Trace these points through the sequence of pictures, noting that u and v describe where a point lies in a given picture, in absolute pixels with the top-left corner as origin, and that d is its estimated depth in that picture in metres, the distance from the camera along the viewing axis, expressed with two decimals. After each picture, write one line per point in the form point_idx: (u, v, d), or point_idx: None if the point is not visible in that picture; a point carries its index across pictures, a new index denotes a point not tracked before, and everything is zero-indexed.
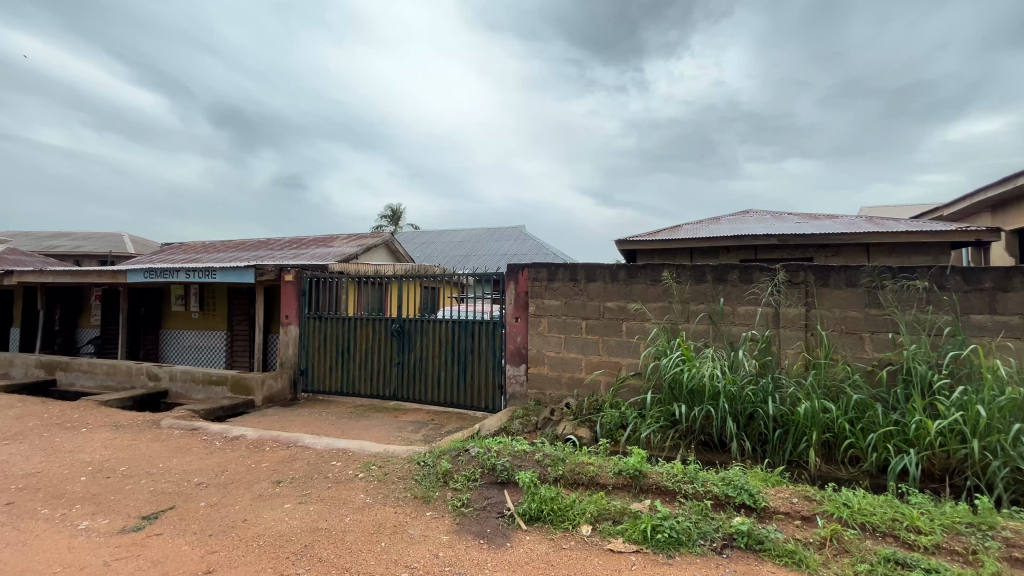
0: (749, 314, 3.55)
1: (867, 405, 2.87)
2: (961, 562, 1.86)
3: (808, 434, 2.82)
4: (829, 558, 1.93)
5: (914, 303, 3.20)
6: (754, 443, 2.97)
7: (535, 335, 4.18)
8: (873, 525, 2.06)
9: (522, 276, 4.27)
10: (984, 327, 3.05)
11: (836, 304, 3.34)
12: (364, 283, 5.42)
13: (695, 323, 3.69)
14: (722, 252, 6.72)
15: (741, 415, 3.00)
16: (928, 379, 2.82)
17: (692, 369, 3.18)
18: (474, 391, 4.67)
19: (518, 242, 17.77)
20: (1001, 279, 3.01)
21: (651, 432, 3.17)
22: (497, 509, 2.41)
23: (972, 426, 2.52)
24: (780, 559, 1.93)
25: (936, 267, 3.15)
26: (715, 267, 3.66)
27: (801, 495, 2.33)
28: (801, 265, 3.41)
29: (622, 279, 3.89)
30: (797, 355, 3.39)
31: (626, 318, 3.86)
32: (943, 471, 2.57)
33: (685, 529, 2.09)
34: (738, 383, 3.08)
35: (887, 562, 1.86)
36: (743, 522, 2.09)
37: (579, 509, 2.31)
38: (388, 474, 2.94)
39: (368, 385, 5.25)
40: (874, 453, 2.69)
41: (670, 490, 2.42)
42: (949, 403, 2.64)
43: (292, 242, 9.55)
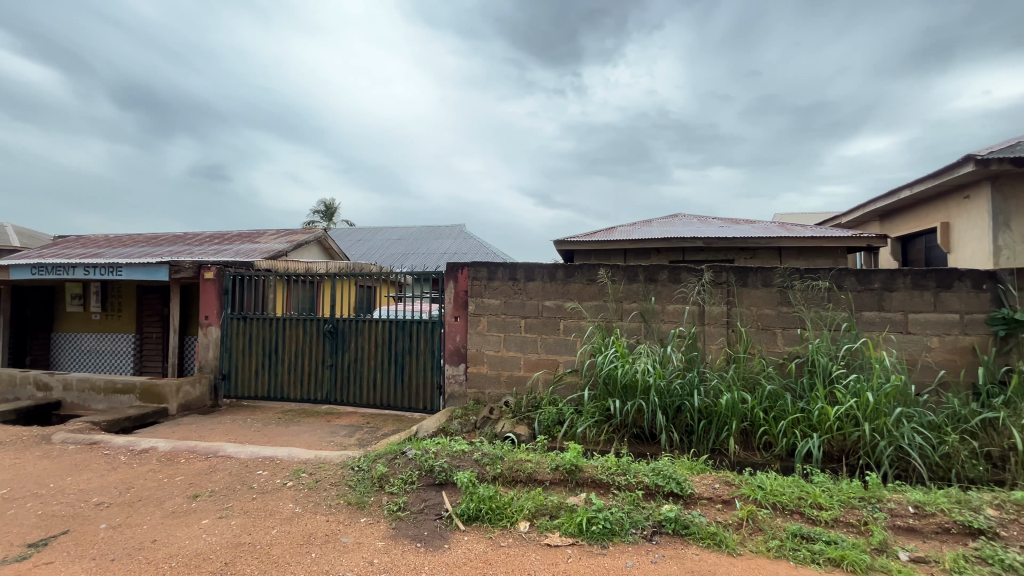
0: (677, 312, 3.76)
1: (778, 395, 3.13)
2: (854, 533, 2.08)
3: (728, 424, 3.03)
4: (745, 537, 2.09)
5: (819, 301, 3.53)
6: (681, 434, 3.15)
7: (474, 334, 4.17)
8: (782, 504, 2.25)
9: (461, 274, 4.24)
10: (873, 322, 3.43)
11: (753, 302, 3.62)
12: (293, 281, 5.14)
13: (628, 321, 3.84)
14: (653, 253, 7.06)
15: (669, 408, 3.17)
16: (829, 369, 3.13)
17: (625, 365, 3.32)
18: (412, 392, 4.57)
19: (458, 241, 17.64)
20: (887, 280, 3.40)
21: (587, 427, 3.27)
22: (434, 511, 2.37)
23: (864, 410, 2.83)
24: (703, 541, 2.06)
25: (836, 269, 3.50)
26: (646, 267, 3.83)
27: (722, 480, 2.50)
28: (723, 266, 3.66)
29: (560, 279, 3.97)
30: (720, 350, 3.63)
31: (563, 316, 3.95)
32: (840, 451, 2.86)
33: (618, 520, 2.17)
34: (667, 377, 3.26)
35: (794, 537, 2.05)
36: (671, 509, 2.20)
37: (517, 506, 2.33)
38: (319, 482, 2.80)
39: (298, 389, 4.99)
40: (785, 438, 2.93)
41: (604, 483, 2.50)
42: (845, 391, 2.95)
43: (213, 237, 8.86)
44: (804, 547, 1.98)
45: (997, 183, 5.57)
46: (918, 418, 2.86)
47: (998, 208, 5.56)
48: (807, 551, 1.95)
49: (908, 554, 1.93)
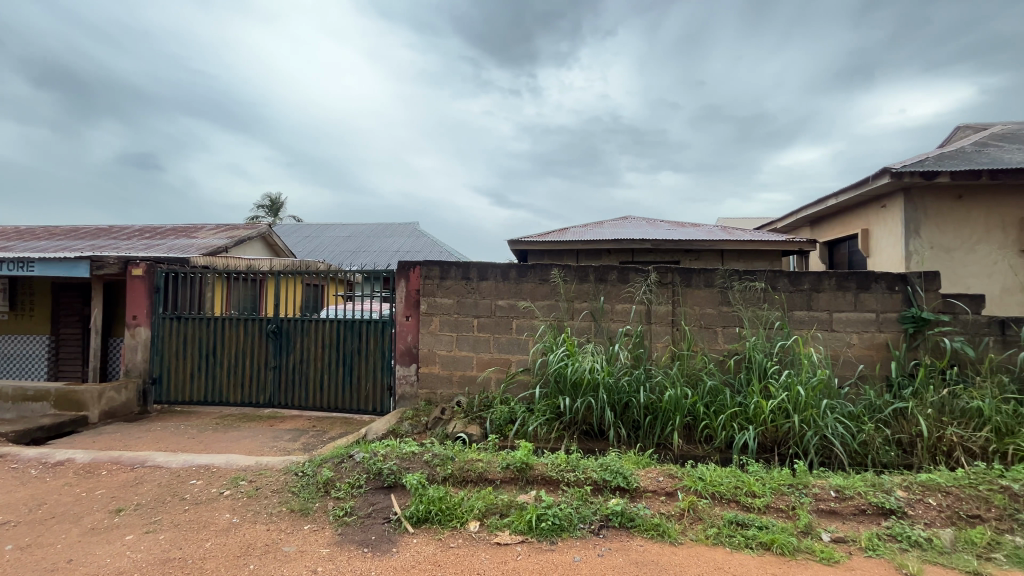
0: (625, 311, 3.87)
1: (718, 390, 3.30)
2: (783, 517, 2.23)
3: (672, 418, 3.16)
4: (686, 527, 2.18)
5: (755, 301, 3.74)
6: (628, 429, 3.25)
7: (426, 334, 4.10)
8: (720, 493, 2.37)
9: (413, 273, 4.17)
10: (803, 321, 3.68)
11: (696, 302, 3.79)
12: (233, 278, 4.87)
13: (579, 320, 3.92)
14: (604, 254, 7.24)
15: (617, 404, 3.26)
16: (764, 365, 3.33)
17: (575, 363, 3.39)
18: (360, 393, 4.45)
19: (411, 239, 17.35)
20: (815, 281, 3.67)
21: (538, 424, 3.31)
22: (382, 515, 2.32)
23: (794, 403, 3.03)
24: (647, 533, 2.13)
25: (770, 271, 3.73)
26: (596, 268, 3.93)
27: (666, 473, 2.60)
28: (669, 268, 3.81)
29: (513, 278, 3.99)
30: (665, 348, 3.77)
31: (516, 316, 3.97)
32: (773, 442, 3.04)
33: (567, 515, 2.21)
34: (615, 375, 3.36)
35: (730, 524, 2.16)
36: (617, 503, 2.27)
37: (467, 506, 2.32)
38: (259, 489, 2.67)
39: (238, 392, 4.73)
40: (724, 431, 3.09)
41: (553, 479, 2.54)
42: (778, 385, 3.15)
43: (143, 230, 8.24)
44: (739, 533, 2.09)
45: (909, 194, 6.13)
46: (841, 409, 3.10)
47: (909, 217, 6.12)
48: (741, 537, 2.07)
49: (830, 535, 2.09)
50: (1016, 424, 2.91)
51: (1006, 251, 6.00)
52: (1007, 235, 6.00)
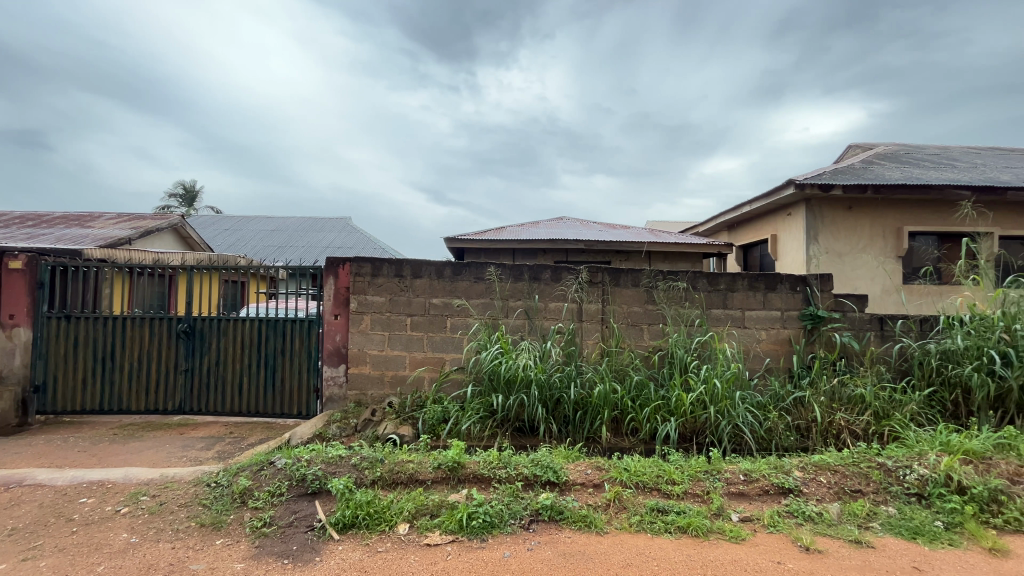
0: (558, 309, 3.96)
1: (643, 384, 3.47)
2: (699, 501, 2.39)
3: (601, 412, 3.29)
4: (612, 516, 2.27)
5: (678, 300, 3.97)
6: (560, 424, 3.34)
7: (356, 333, 3.95)
8: (643, 482, 2.50)
9: (342, 270, 4.00)
10: (720, 318, 3.96)
11: (624, 301, 3.96)
12: (137, 273, 4.41)
13: (513, 318, 3.96)
14: (539, 253, 7.37)
15: (549, 401, 3.34)
16: (685, 361, 3.55)
17: (508, 361, 3.43)
18: (284, 397, 4.20)
19: (344, 235, 16.65)
20: (729, 282, 3.97)
21: (471, 423, 3.31)
22: (305, 523, 2.21)
23: (709, 395, 3.26)
24: (575, 525, 2.20)
25: (691, 271, 3.98)
26: (531, 267, 3.99)
27: (594, 466, 2.70)
28: (599, 267, 3.95)
29: (448, 276, 3.96)
30: (595, 345, 3.91)
31: (450, 314, 3.94)
32: (692, 432, 3.25)
33: (497, 513, 2.22)
34: (547, 371, 3.44)
35: (652, 511, 2.29)
36: (547, 497, 2.32)
37: (397, 508, 2.27)
38: (164, 504, 2.44)
39: (142, 399, 4.30)
40: (648, 423, 3.25)
41: (485, 477, 2.55)
42: (697, 379, 3.38)
43: (25, 218, 7.26)
44: (660, 519, 2.22)
45: (810, 204, 6.80)
46: (750, 399, 3.37)
47: (810, 225, 6.78)
48: (661, 522, 2.19)
49: (739, 515, 2.27)
50: (890, 408, 3.31)
51: (886, 257, 6.81)
52: (887, 243, 6.81)
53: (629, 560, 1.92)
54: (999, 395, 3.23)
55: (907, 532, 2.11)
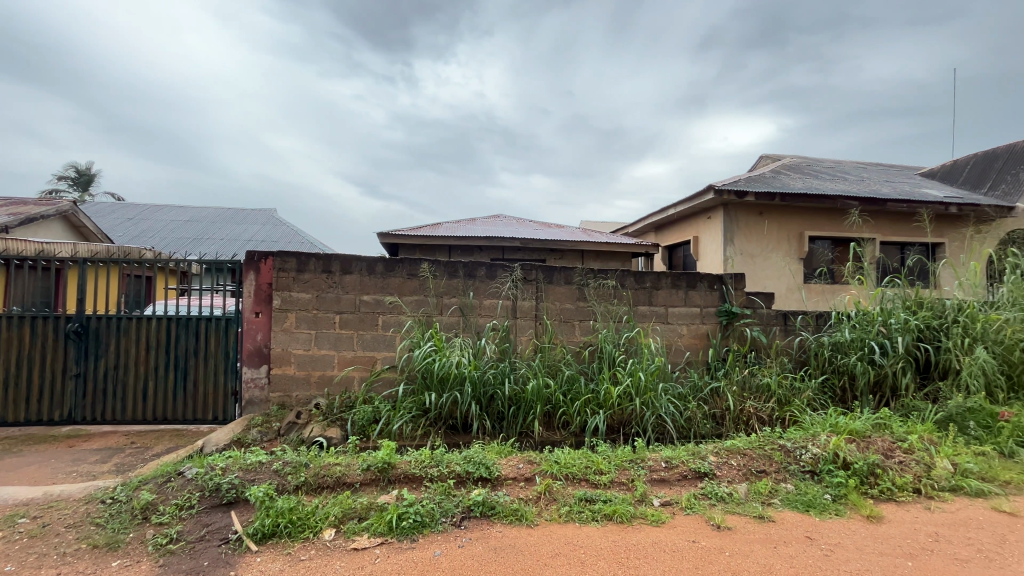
0: (492, 306, 3.98)
1: (574, 379, 3.58)
2: (624, 489, 2.51)
3: (533, 407, 3.35)
4: (542, 508, 2.33)
5: (607, 297, 4.13)
6: (493, 420, 3.37)
7: (279, 332, 3.73)
8: (572, 474, 2.58)
9: (264, 265, 3.74)
10: (646, 314, 4.17)
11: (557, 298, 4.06)
12: (15, 266, 3.87)
13: (448, 315, 3.93)
14: (475, 251, 7.35)
15: (483, 397, 3.36)
16: (613, 355, 3.71)
17: (442, 358, 3.41)
18: (196, 402, 3.88)
19: (267, 227, 15.64)
20: (654, 280, 4.18)
21: (403, 422, 3.26)
22: (219, 536, 2.06)
23: (635, 387, 3.43)
24: (506, 519, 2.22)
25: (620, 270, 4.16)
26: (465, 264, 3.97)
27: (526, 460, 2.75)
28: (533, 265, 4.02)
29: (380, 272, 3.84)
30: (529, 341, 3.97)
31: (382, 311, 3.83)
32: (620, 423, 3.39)
33: (429, 512, 2.20)
34: (481, 368, 3.45)
35: (580, 501, 2.37)
36: (479, 494, 2.33)
37: (322, 514, 2.18)
38: (48, 527, 2.16)
39: (21, 408, 3.79)
40: (578, 416, 3.35)
41: (416, 476, 2.52)
42: (624, 372, 3.54)
43: None
44: (587, 508, 2.30)
45: (727, 209, 7.34)
46: (672, 390, 3.58)
47: (727, 228, 7.32)
48: (589, 511, 2.27)
49: (660, 500, 2.41)
50: (792, 395, 3.66)
51: (790, 258, 7.51)
52: (791, 246, 7.51)
53: (558, 550, 1.97)
54: (877, 381, 3.67)
55: (802, 506, 2.34)
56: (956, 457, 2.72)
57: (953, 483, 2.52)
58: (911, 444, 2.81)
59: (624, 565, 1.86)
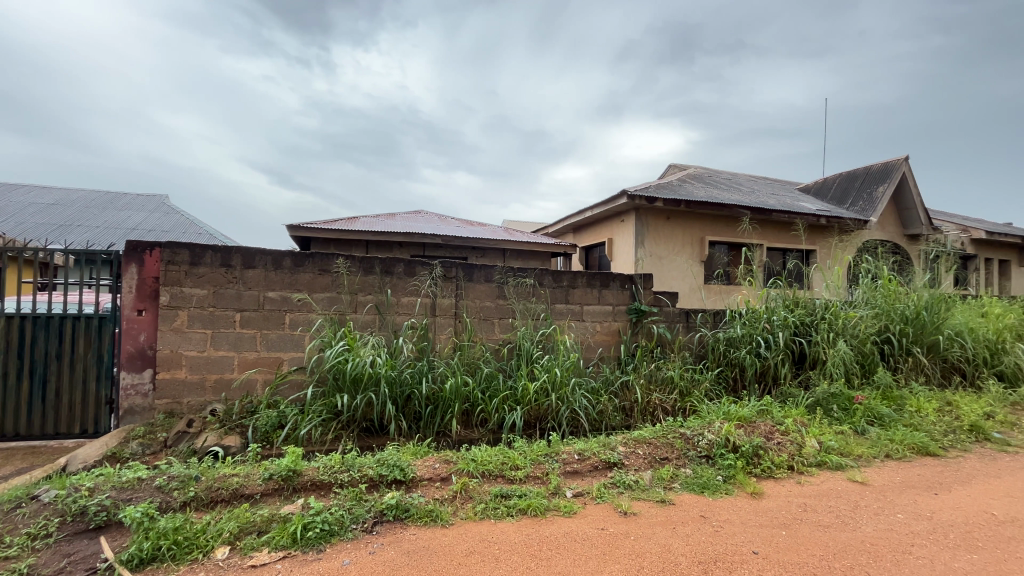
0: (410, 304, 3.89)
1: (492, 376, 3.61)
2: (539, 482, 2.57)
3: (451, 406, 3.32)
4: (458, 507, 2.31)
5: (526, 295, 4.20)
6: (410, 421, 3.29)
7: (167, 332, 3.34)
8: (489, 471, 2.60)
9: (148, 257, 3.32)
10: (562, 312, 4.31)
11: (477, 296, 4.06)
12: None
13: (363, 313, 3.77)
14: (394, 247, 7.16)
15: (399, 397, 3.27)
16: (531, 352, 3.79)
17: (355, 358, 3.27)
18: (59, 414, 3.35)
19: (156, 215, 14.01)
20: (571, 279, 4.33)
21: (311, 427, 3.08)
22: (84, 565, 1.80)
23: (551, 382, 3.53)
24: (420, 520, 2.18)
25: (539, 269, 4.26)
26: (382, 260, 3.83)
27: (442, 460, 2.72)
28: (453, 263, 3.98)
29: (288, 267, 3.59)
30: (448, 339, 3.93)
31: (289, 309, 3.58)
32: (536, 418, 3.47)
33: (337, 519, 2.09)
34: (397, 368, 3.36)
35: (495, 497, 2.39)
36: (392, 497, 2.26)
37: (215, 531, 1.99)
38: None
39: None
40: (496, 413, 3.38)
41: (325, 483, 2.38)
42: (541, 368, 3.63)
43: None
44: (502, 504, 2.33)
45: (638, 213, 7.81)
46: (585, 385, 3.74)
47: (638, 231, 7.78)
48: (504, 507, 2.29)
49: (572, 491, 2.50)
50: (691, 387, 3.97)
51: (693, 261, 8.15)
52: (694, 250, 8.16)
53: (472, 548, 1.97)
54: (762, 371, 4.10)
55: (698, 488, 2.55)
56: (822, 437, 3.12)
57: (819, 459, 2.89)
58: (787, 427, 3.17)
59: (536, 558, 1.90)
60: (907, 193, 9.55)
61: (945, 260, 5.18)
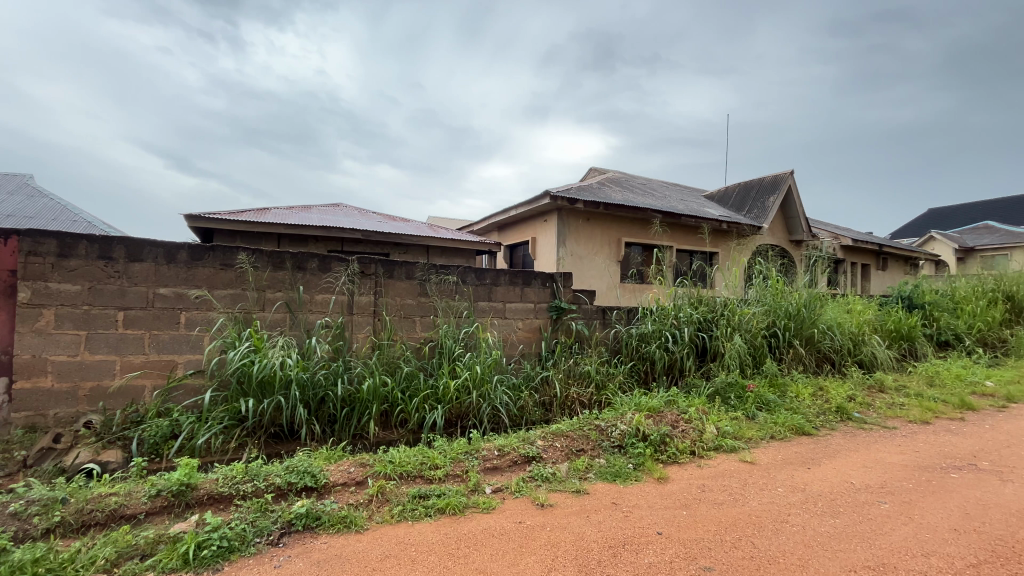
0: (325, 302, 3.70)
1: (413, 375, 3.53)
2: (459, 481, 2.56)
3: (369, 407, 3.21)
4: (374, 511, 2.24)
5: (448, 292, 4.16)
6: (324, 424, 3.13)
7: (28, 334, 2.89)
8: (407, 472, 2.55)
9: (2, 247, 2.84)
10: (485, 310, 4.32)
11: (397, 293, 3.95)
12: None
13: (272, 311, 3.52)
14: (309, 241, 6.81)
15: (312, 400, 3.10)
16: (453, 350, 3.76)
17: (261, 360, 3.04)
18: None
19: (18, 198, 12.05)
20: (494, 277, 4.36)
21: (210, 436, 2.83)
22: None
23: (472, 380, 3.53)
24: (332, 528, 2.08)
25: (461, 266, 4.23)
26: (294, 254, 3.60)
27: (358, 464, 2.63)
28: (372, 259, 3.84)
29: (183, 261, 3.25)
30: (366, 338, 3.78)
31: (184, 307, 3.24)
32: (457, 416, 3.45)
33: (238, 534, 1.93)
34: (310, 369, 3.18)
35: (414, 498, 2.35)
36: (302, 505, 2.14)
37: (87, 559, 1.76)
38: None
39: None
40: (416, 413, 3.31)
41: (224, 496, 2.20)
42: (463, 366, 3.62)
43: None
44: (421, 505, 2.29)
45: (560, 214, 8.05)
46: (506, 381, 3.78)
47: (560, 231, 8.02)
48: (422, 508, 2.26)
49: (491, 487, 2.52)
50: (607, 380, 4.17)
51: (610, 261, 8.57)
52: (611, 250, 8.57)
53: (388, 552, 1.92)
54: (670, 364, 4.41)
55: (611, 476, 2.69)
56: (719, 423, 3.43)
57: (717, 443, 3.17)
58: (690, 415, 3.45)
59: (453, 556, 1.89)
60: (792, 203, 10.74)
61: (821, 263, 5.90)
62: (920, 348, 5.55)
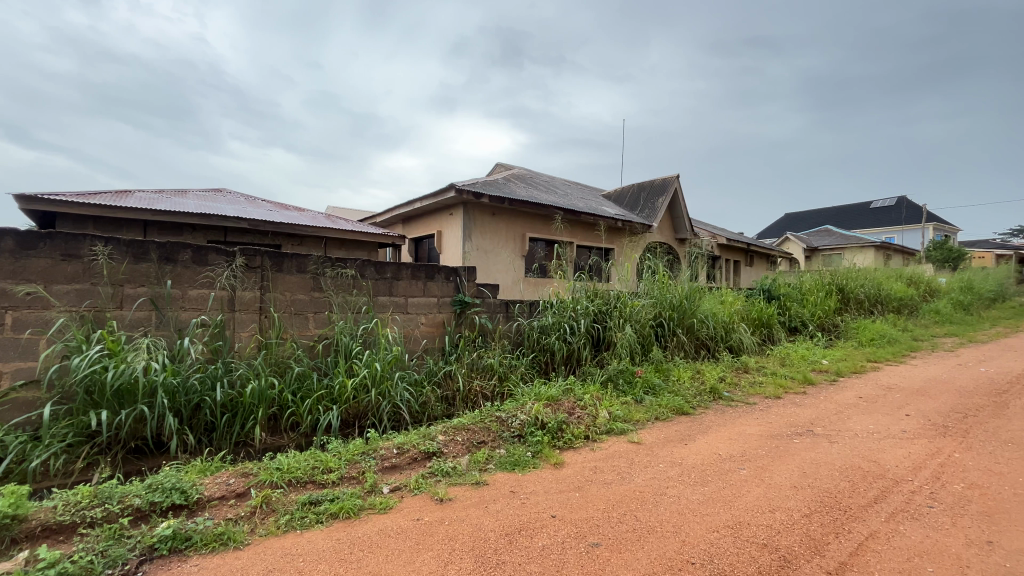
0: (200, 298, 3.32)
1: (305, 375, 3.31)
2: (354, 482, 2.46)
3: (254, 412, 2.94)
4: (257, 524, 2.07)
5: (346, 287, 3.95)
6: (199, 434, 2.82)
7: None
8: (297, 478, 2.39)
9: None
10: (385, 305, 4.18)
11: (287, 288, 3.66)
12: None
13: (133, 310, 3.07)
14: (183, 230, 6.04)
15: (184, 408, 2.77)
16: (350, 348, 3.58)
17: (118, 366, 2.64)
18: None
19: None
20: (394, 271, 4.23)
21: (49, 457, 2.41)
22: None
23: (370, 378, 3.40)
24: (206, 547, 1.88)
25: (359, 260, 4.03)
26: (161, 245, 3.19)
27: (239, 474, 2.41)
28: (257, 250, 3.52)
29: (8, 251, 2.71)
30: (250, 337, 3.45)
31: (11, 306, 2.71)
32: (355, 416, 3.31)
33: (85, 567, 1.68)
34: (181, 374, 2.83)
35: (304, 505, 2.20)
36: (168, 527, 1.91)
37: None
38: None
39: None
40: (309, 415, 3.11)
41: (65, 525, 1.89)
42: (361, 364, 3.46)
43: None
44: (311, 512, 2.16)
45: (466, 208, 8.02)
46: (407, 378, 3.69)
47: (465, 225, 7.99)
48: (312, 515, 2.13)
49: (389, 486, 2.45)
50: (509, 371, 4.26)
51: (515, 256, 8.74)
52: (515, 246, 8.75)
53: (271, 566, 1.78)
54: (568, 354, 4.63)
55: (510, 466, 2.76)
56: (611, 408, 3.67)
57: (608, 427, 3.39)
58: (585, 402, 3.66)
59: (345, 561, 1.82)
60: (678, 205, 11.80)
61: (700, 259, 6.55)
62: (775, 334, 6.42)
